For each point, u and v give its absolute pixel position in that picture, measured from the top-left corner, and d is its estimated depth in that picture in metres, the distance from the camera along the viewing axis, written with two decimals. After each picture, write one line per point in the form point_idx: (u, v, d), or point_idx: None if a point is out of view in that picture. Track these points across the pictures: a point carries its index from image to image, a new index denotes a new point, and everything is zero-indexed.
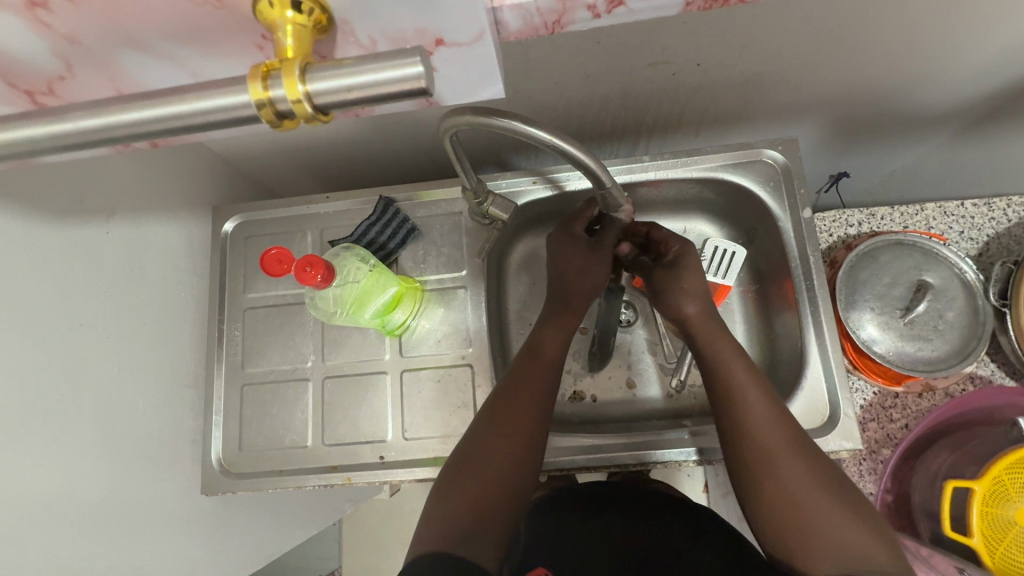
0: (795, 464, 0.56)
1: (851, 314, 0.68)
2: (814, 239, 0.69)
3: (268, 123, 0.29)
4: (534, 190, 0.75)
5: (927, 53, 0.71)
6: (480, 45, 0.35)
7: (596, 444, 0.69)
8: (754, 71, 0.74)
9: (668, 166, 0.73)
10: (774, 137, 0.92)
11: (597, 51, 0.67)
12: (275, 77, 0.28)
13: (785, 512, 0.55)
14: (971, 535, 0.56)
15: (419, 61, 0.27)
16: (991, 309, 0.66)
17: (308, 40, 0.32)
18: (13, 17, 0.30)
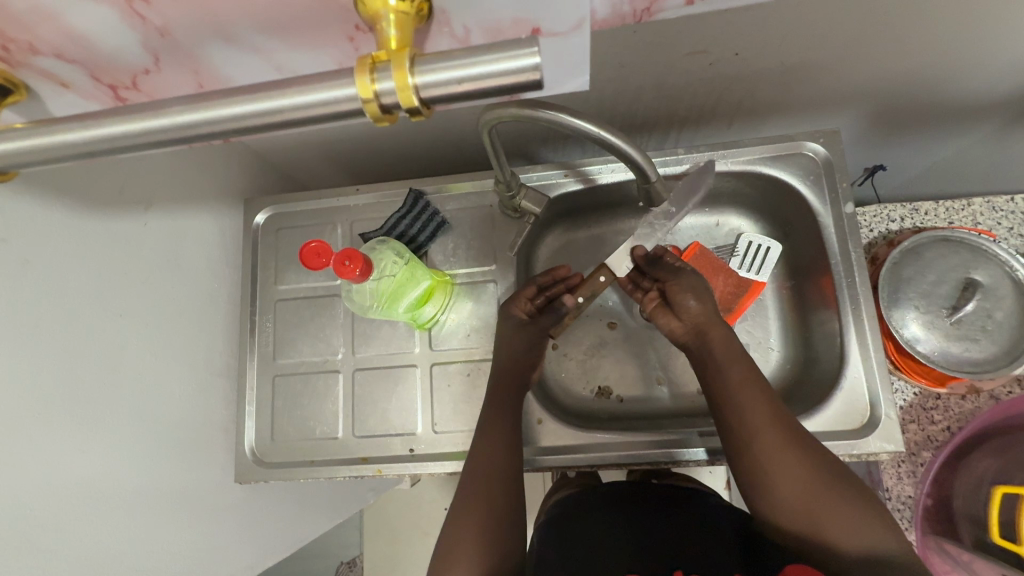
0: (793, 461, 0.57)
1: (893, 312, 0.66)
2: (856, 235, 0.67)
3: (371, 116, 0.28)
4: (566, 183, 0.74)
5: (979, 41, 0.69)
6: (577, 34, 0.34)
7: (626, 441, 0.68)
8: (795, 60, 0.72)
9: (704, 159, 0.72)
10: (811, 128, 0.89)
11: (633, 41, 0.65)
12: (383, 69, 0.27)
13: (784, 505, 0.56)
14: (1022, 543, 0.54)
15: (536, 52, 0.26)
16: None
17: (409, 28, 0.31)
18: (109, 9, 0.31)
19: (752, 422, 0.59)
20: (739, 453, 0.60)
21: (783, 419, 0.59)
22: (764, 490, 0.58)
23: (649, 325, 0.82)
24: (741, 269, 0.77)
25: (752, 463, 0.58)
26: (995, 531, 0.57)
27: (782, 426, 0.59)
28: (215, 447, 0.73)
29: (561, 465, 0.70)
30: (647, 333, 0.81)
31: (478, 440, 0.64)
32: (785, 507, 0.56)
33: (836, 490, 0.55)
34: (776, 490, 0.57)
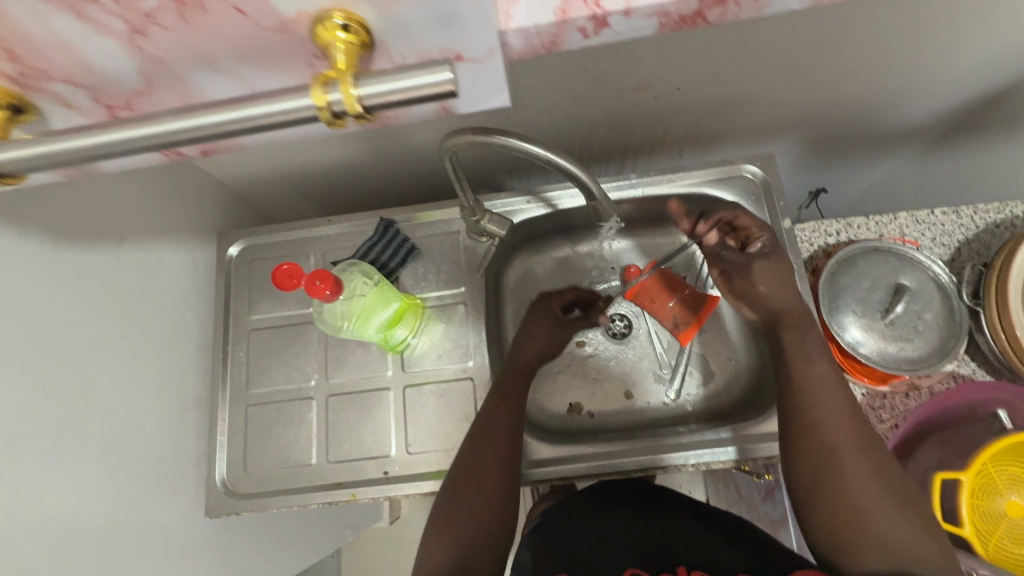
0: (857, 454, 0.57)
1: (834, 318, 0.71)
2: (795, 247, 0.73)
3: (324, 121, 0.32)
4: (528, 209, 0.78)
5: (884, 73, 0.78)
6: (493, 61, 0.39)
7: (600, 451, 0.71)
8: (730, 94, 0.79)
9: (654, 183, 0.78)
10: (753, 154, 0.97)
11: (583, 78, 0.72)
12: (332, 84, 0.31)
13: (837, 500, 0.55)
14: (963, 526, 0.59)
15: (448, 69, 0.31)
16: (966, 309, 0.70)
17: (357, 55, 0.35)
18: (110, 42, 0.34)
19: (825, 420, 0.58)
20: (801, 447, 0.59)
21: (855, 415, 0.59)
22: (818, 483, 0.57)
23: (618, 343, 0.85)
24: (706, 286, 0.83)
25: (813, 454, 0.58)
26: (937, 516, 0.60)
27: (855, 436, 0.58)
28: (185, 480, 0.72)
29: (536, 479, 0.71)
30: (613, 348, 0.85)
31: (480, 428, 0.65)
32: (837, 503, 0.55)
33: (892, 497, 0.55)
34: (836, 483, 0.56)
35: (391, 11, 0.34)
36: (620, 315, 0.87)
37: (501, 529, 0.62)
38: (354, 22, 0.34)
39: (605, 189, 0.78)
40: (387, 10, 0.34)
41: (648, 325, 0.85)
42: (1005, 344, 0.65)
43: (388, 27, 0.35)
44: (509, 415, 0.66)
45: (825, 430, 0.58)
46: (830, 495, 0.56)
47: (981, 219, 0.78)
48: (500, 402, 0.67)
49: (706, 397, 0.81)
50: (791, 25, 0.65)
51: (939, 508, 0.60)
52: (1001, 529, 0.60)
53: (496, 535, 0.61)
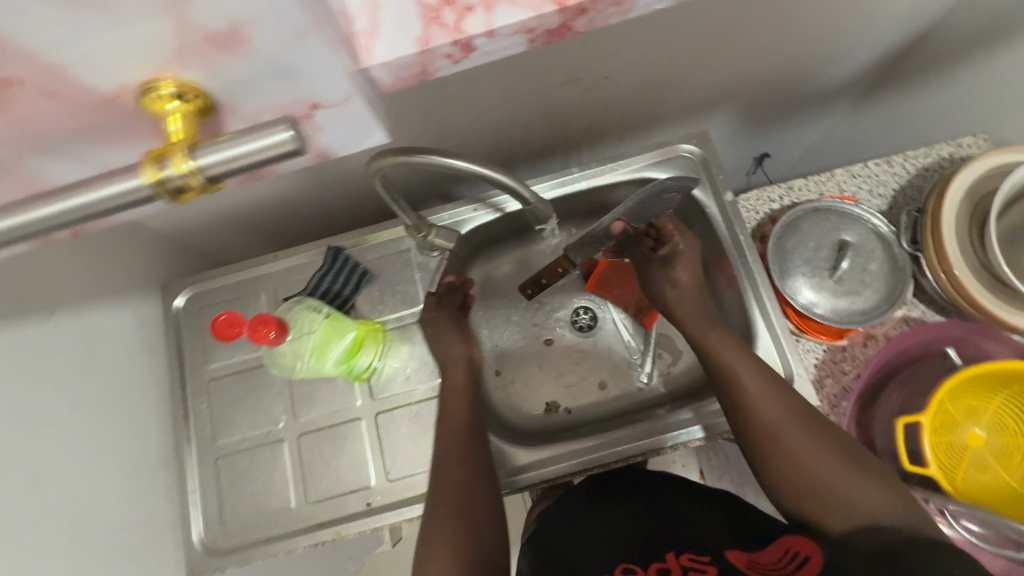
0: (794, 429, 0.59)
1: (786, 282, 0.72)
2: (739, 219, 0.74)
3: (164, 199, 0.31)
4: (476, 217, 0.78)
5: (803, 37, 0.80)
6: (352, 105, 0.39)
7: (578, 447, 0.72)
8: (658, 76, 0.80)
9: (596, 174, 0.78)
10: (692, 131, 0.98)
11: (511, 80, 0.71)
12: (165, 159, 0.31)
13: (793, 478, 0.58)
14: (929, 466, 0.60)
15: (287, 128, 0.31)
16: (907, 256, 0.72)
17: (195, 124, 0.36)
18: None
19: (753, 404, 0.61)
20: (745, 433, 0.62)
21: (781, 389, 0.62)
22: (776, 473, 0.59)
23: (586, 335, 0.85)
24: None
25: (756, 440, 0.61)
26: (906, 460, 0.61)
27: (787, 408, 0.61)
28: (161, 546, 0.70)
29: (526, 484, 0.71)
30: (582, 341, 0.85)
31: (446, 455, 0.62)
32: (793, 479, 0.58)
33: (835, 460, 0.57)
34: (785, 462, 0.58)
35: (221, 70, 0.33)
36: (585, 307, 0.87)
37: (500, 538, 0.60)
38: (185, 90, 0.34)
39: (549, 186, 0.78)
40: (216, 70, 0.33)
41: (612, 315, 0.86)
42: (948, 285, 0.68)
43: (231, 87, 0.35)
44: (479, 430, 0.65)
45: (758, 413, 0.61)
46: (782, 475, 0.59)
47: (912, 165, 0.81)
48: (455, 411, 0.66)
49: (679, 375, 0.82)
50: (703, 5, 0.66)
51: (907, 452, 0.61)
52: (968, 459, 0.63)
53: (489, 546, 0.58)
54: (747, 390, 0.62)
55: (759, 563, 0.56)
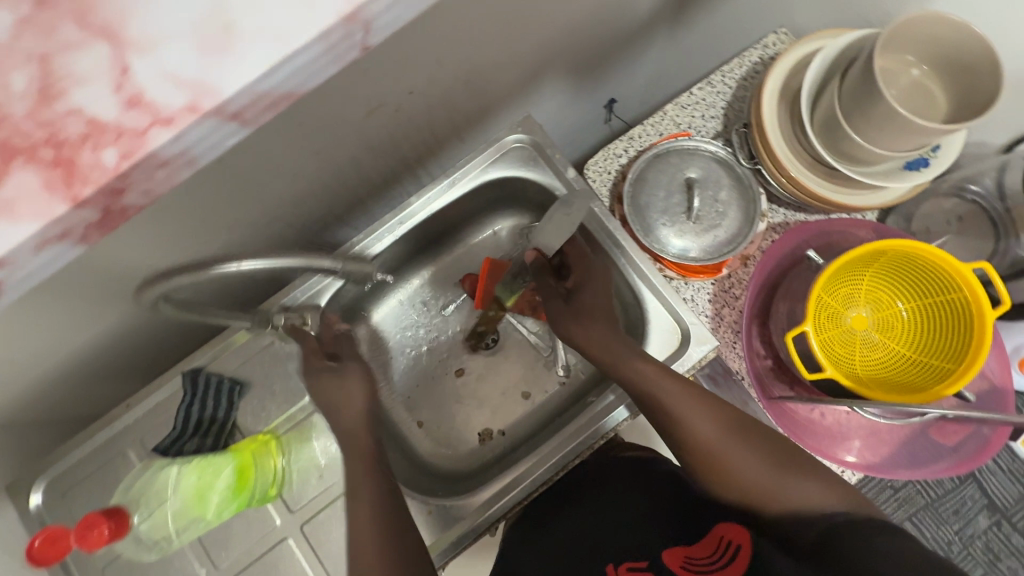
0: (728, 438, 0.57)
1: (652, 237, 0.72)
2: (589, 192, 0.72)
3: None
4: (331, 283, 0.71)
5: None
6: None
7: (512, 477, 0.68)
8: (466, 72, 0.76)
9: (437, 194, 0.74)
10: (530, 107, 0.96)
11: (309, 130, 0.65)
12: None
13: (732, 485, 0.56)
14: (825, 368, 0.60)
15: None
16: (751, 173, 0.73)
17: None
18: None
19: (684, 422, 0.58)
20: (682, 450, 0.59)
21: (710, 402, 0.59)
22: (726, 493, 0.57)
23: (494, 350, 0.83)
24: None
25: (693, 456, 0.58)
26: (804, 370, 0.61)
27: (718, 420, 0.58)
28: None
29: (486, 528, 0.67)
30: (492, 359, 0.82)
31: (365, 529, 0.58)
32: (733, 487, 0.56)
33: (772, 463, 0.56)
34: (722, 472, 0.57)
35: None
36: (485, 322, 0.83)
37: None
38: None
39: (393, 223, 0.73)
40: None
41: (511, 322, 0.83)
42: (794, 190, 0.70)
43: None
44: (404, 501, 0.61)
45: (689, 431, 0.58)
46: (723, 485, 0.57)
47: (730, 79, 0.82)
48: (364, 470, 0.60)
49: None
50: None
51: (803, 362, 0.61)
52: (861, 343, 0.66)
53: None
54: (676, 410, 0.59)
55: (694, 561, 0.58)
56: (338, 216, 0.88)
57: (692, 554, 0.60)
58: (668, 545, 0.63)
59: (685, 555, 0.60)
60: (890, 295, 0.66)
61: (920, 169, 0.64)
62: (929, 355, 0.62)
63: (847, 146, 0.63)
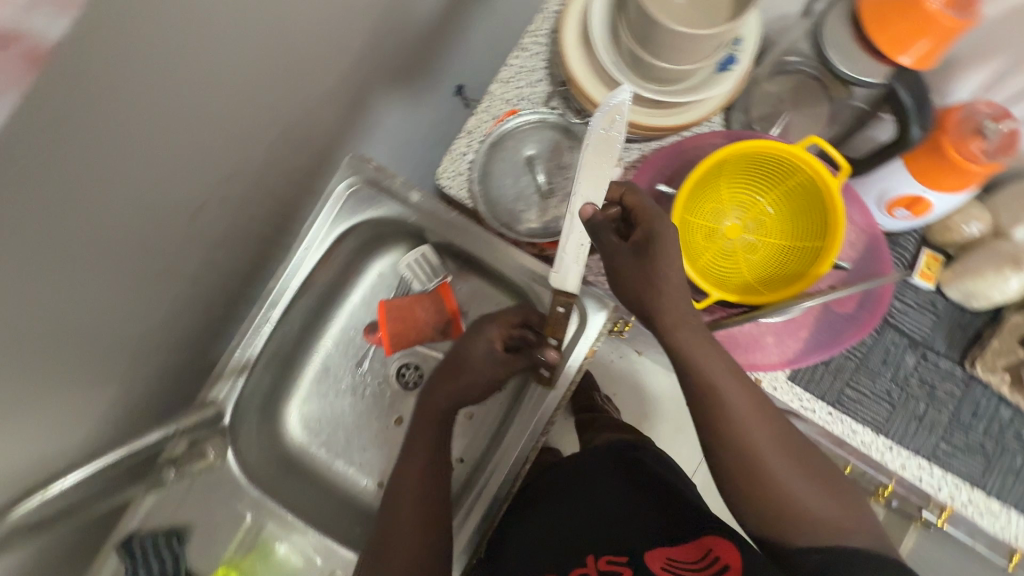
0: (775, 444, 0.57)
1: (516, 227, 0.71)
2: (439, 208, 0.70)
3: None
4: (226, 396, 0.69)
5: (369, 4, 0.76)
6: None
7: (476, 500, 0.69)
8: (278, 131, 0.74)
9: (296, 267, 0.72)
10: (369, 129, 0.94)
11: (132, 255, 0.63)
12: None
13: (760, 492, 0.55)
14: (709, 294, 0.61)
15: None
16: (584, 126, 0.72)
17: None
18: None
19: (734, 421, 0.56)
20: (722, 450, 0.57)
21: (763, 409, 0.58)
22: (749, 495, 0.56)
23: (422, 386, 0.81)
24: (429, 284, 0.79)
25: (732, 458, 0.56)
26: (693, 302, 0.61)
27: (770, 432, 0.57)
28: None
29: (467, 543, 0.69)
30: None
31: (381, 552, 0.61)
32: (762, 497, 0.55)
33: (805, 477, 0.56)
34: (755, 478, 0.55)
35: None
36: (404, 363, 0.82)
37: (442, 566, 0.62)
38: None
39: (265, 310, 0.71)
40: None
41: (428, 354, 0.82)
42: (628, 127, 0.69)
43: None
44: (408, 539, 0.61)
45: (739, 431, 0.56)
46: (755, 490, 0.56)
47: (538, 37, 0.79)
48: (408, 482, 0.64)
49: (517, 356, 0.80)
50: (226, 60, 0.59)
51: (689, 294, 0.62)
52: (738, 251, 0.67)
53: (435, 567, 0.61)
54: (731, 406, 0.57)
55: (677, 564, 0.60)
56: (217, 319, 0.84)
57: (674, 557, 0.61)
58: (650, 548, 0.64)
59: (667, 557, 0.62)
60: (748, 195, 0.67)
61: (730, 68, 0.65)
62: (799, 240, 0.64)
63: (660, 73, 0.62)
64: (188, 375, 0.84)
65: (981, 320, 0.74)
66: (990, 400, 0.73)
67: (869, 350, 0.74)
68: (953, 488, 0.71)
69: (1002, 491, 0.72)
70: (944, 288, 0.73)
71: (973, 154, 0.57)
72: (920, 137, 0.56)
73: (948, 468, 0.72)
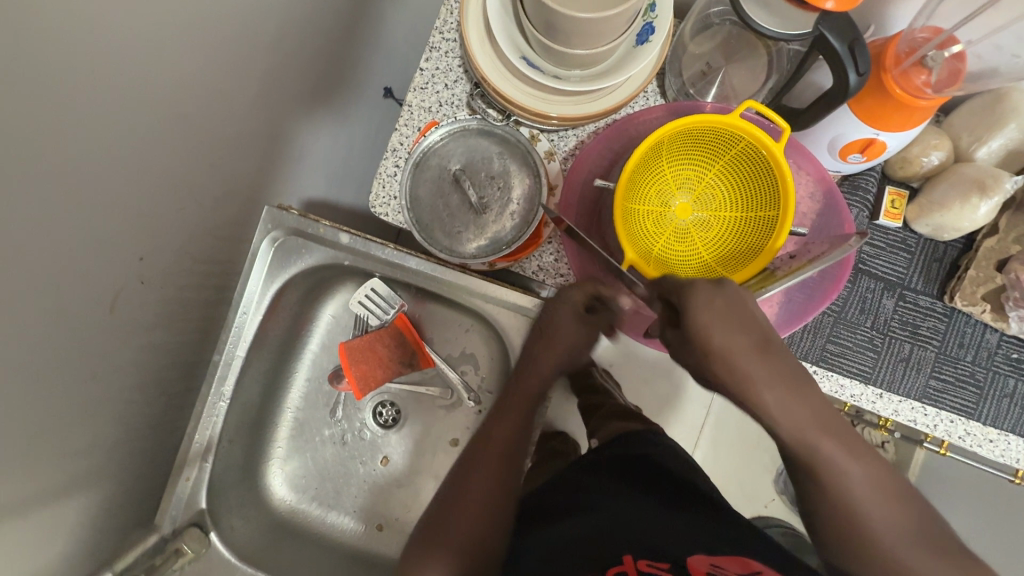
0: (869, 481, 0.49)
1: (457, 249, 0.67)
2: (371, 245, 0.67)
3: None
4: (196, 477, 0.67)
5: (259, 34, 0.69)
6: None
7: (485, 500, 0.65)
8: (191, 192, 0.69)
9: (237, 334, 0.68)
10: (300, 158, 0.88)
11: (60, 361, 0.60)
12: None
13: (850, 536, 0.48)
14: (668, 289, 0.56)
15: None
16: (508, 125, 0.67)
17: None
18: None
19: (826, 459, 0.48)
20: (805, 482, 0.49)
21: (860, 445, 0.49)
22: (841, 538, 0.49)
23: (401, 420, 0.79)
24: (386, 317, 0.76)
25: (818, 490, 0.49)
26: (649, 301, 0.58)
27: (868, 472, 0.49)
28: None
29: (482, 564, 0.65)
30: (405, 430, 0.79)
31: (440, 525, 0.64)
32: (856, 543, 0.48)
33: (903, 521, 0.48)
34: (844, 517, 0.48)
35: None
36: (379, 401, 0.79)
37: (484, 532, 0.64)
38: None
39: (216, 384, 0.68)
40: None
41: (401, 387, 0.79)
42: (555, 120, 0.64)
43: None
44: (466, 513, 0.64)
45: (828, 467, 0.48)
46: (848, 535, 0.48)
47: None
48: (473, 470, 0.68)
49: (490, 373, 0.77)
50: (84, 144, 0.54)
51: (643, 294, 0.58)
52: (691, 230, 0.62)
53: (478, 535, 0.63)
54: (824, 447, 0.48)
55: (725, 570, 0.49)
56: (183, 390, 0.82)
57: (721, 563, 0.50)
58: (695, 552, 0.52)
59: (712, 561, 0.50)
60: (693, 167, 0.61)
61: (649, 39, 0.58)
62: (754, 209, 0.58)
63: (572, 60, 0.57)
64: (167, 451, 0.82)
65: (955, 249, 0.71)
66: (974, 330, 0.70)
67: (844, 301, 0.71)
68: (948, 425, 0.70)
69: (998, 419, 0.70)
70: (912, 224, 0.70)
71: (917, 89, 0.53)
72: (857, 83, 0.52)
73: (940, 406, 0.70)
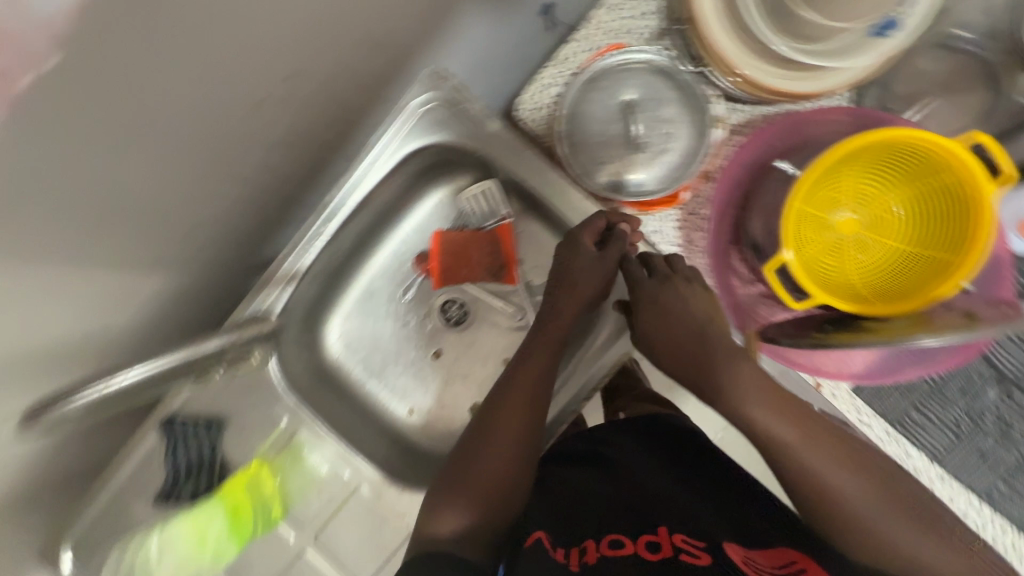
0: (856, 480, 0.52)
1: (595, 178, 0.65)
2: (517, 142, 0.65)
3: None
4: (273, 300, 0.68)
5: None
6: None
7: (504, 455, 0.62)
8: (358, 31, 0.67)
9: (357, 183, 0.68)
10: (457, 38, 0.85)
11: (196, 146, 0.61)
12: None
13: (848, 526, 0.51)
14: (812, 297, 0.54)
15: None
16: (692, 79, 0.63)
17: None
18: None
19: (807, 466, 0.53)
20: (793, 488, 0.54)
21: (846, 450, 0.54)
22: (837, 530, 0.52)
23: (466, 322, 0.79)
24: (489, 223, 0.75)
25: (808, 487, 0.53)
26: (788, 300, 0.56)
27: (857, 476, 0.53)
28: None
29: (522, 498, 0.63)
30: (466, 331, 0.79)
31: (458, 471, 0.62)
32: (851, 531, 0.51)
33: (900, 514, 0.51)
34: (841, 515, 0.52)
35: None
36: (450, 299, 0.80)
37: (509, 478, 0.61)
38: None
39: (321, 223, 0.69)
40: None
41: (477, 293, 0.79)
42: (745, 86, 0.60)
43: None
44: (493, 443, 0.62)
45: (818, 473, 0.52)
46: (842, 520, 0.51)
47: None
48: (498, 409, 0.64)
49: None
50: None
51: (784, 290, 0.56)
52: (847, 246, 0.60)
53: (505, 486, 0.61)
54: (803, 461, 0.53)
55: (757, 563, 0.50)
56: (273, 218, 0.83)
57: (756, 558, 0.51)
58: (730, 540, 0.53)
59: (748, 554, 0.52)
60: (874, 182, 0.59)
61: (883, 33, 0.54)
62: (925, 247, 0.56)
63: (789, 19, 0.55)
64: (240, 268, 0.84)
65: None
66: None
67: (948, 377, 0.68)
68: (996, 531, 0.67)
69: None
70: None
71: None
72: None
73: (998, 512, 0.68)
